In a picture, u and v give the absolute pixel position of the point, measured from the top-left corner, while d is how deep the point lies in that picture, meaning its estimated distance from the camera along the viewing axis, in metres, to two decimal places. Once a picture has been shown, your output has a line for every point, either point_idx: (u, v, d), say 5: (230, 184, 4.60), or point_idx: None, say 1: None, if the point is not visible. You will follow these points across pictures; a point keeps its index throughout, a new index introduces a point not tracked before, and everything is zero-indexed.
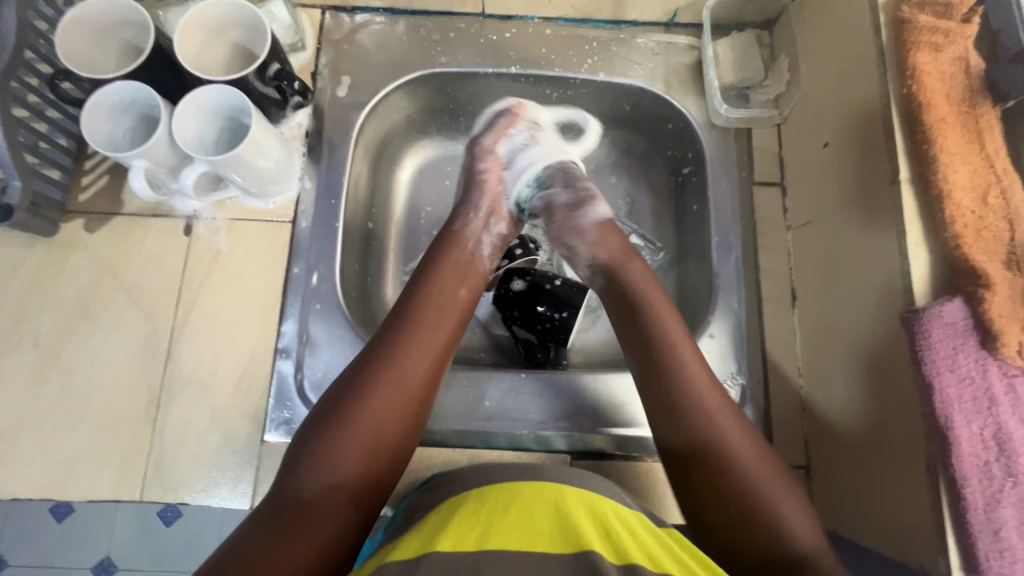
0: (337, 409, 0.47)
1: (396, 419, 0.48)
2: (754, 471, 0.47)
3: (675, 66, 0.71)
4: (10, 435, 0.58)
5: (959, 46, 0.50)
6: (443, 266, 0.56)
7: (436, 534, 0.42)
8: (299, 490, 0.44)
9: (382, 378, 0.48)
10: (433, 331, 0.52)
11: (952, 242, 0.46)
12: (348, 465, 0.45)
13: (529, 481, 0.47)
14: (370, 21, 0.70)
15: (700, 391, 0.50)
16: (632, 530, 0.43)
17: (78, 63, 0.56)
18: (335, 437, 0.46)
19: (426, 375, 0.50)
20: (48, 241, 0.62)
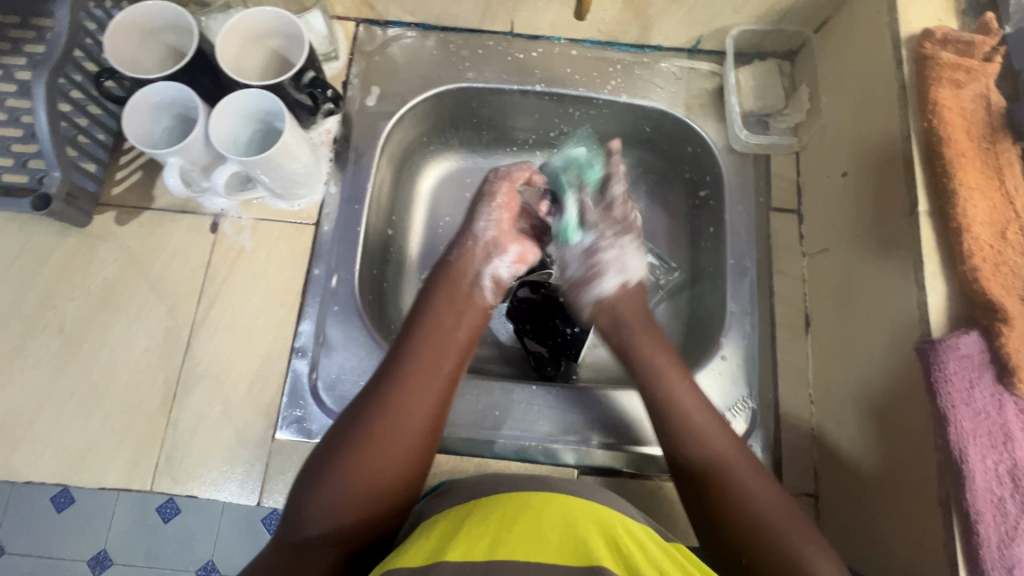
0: (332, 455, 0.48)
1: (391, 467, 0.49)
2: (769, 501, 0.49)
3: (696, 91, 0.73)
4: (29, 418, 0.59)
5: (980, 83, 0.51)
6: (442, 311, 0.58)
7: (447, 539, 0.42)
8: (302, 534, 0.46)
9: (375, 424, 0.49)
10: (429, 374, 0.53)
11: (969, 275, 0.46)
12: (345, 511, 0.47)
13: (535, 492, 0.47)
14: (402, 35, 0.73)
15: (698, 422, 0.53)
16: (635, 538, 0.44)
17: (121, 62, 0.58)
18: (328, 483, 0.47)
19: (422, 420, 0.51)
20: (80, 231, 0.64)
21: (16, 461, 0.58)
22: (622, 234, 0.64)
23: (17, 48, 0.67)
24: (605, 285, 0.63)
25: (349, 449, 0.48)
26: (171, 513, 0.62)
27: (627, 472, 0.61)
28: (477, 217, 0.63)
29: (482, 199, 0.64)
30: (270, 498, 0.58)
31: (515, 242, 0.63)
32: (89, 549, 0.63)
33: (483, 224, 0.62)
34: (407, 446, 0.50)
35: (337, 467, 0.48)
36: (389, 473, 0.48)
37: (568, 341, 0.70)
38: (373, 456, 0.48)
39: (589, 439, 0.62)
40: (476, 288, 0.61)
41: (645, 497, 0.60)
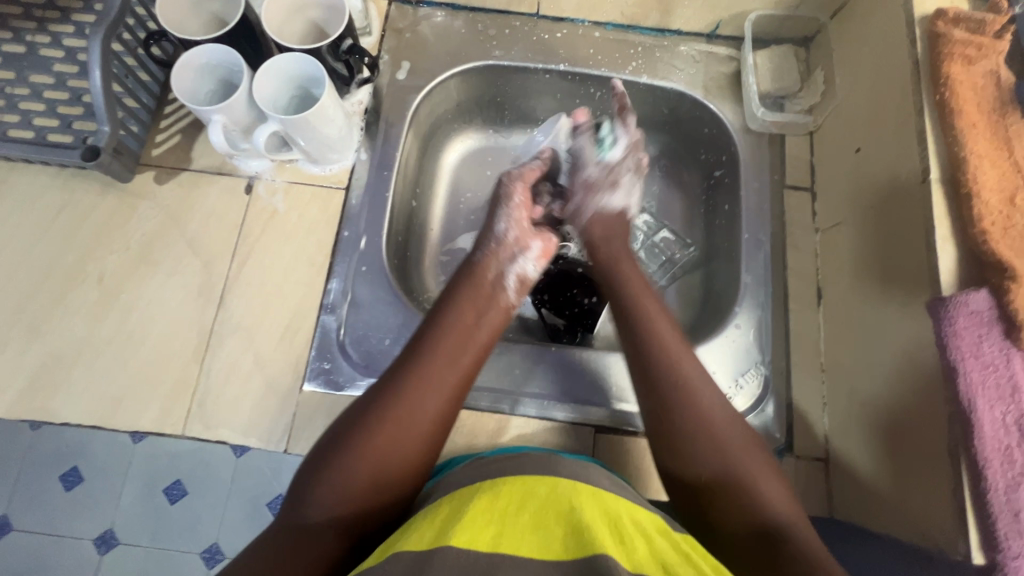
0: (342, 440, 0.48)
1: (403, 459, 0.48)
2: (745, 455, 0.48)
3: (714, 74, 0.75)
4: (68, 363, 0.61)
5: (991, 60, 0.53)
6: (462, 302, 0.58)
7: (454, 519, 0.43)
8: (303, 517, 0.45)
9: (387, 413, 0.49)
10: (446, 367, 0.53)
11: (979, 237, 0.48)
12: (350, 495, 0.46)
13: (541, 477, 0.46)
14: (433, 14, 0.76)
15: (705, 408, 0.50)
16: (649, 538, 0.42)
17: (170, 24, 0.61)
18: (335, 468, 0.47)
19: (435, 413, 0.50)
20: (122, 188, 0.67)
21: (55, 403, 0.60)
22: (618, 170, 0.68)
23: (67, 17, 0.71)
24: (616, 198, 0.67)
25: (360, 436, 0.48)
26: (178, 493, 0.59)
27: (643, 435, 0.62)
28: (497, 220, 0.64)
29: (499, 199, 0.64)
30: (296, 446, 0.59)
31: (537, 238, 0.64)
32: (96, 525, 0.58)
33: (501, 224, 0.64)
34: (418, 438, 0.49)
35: (345, 452, 0.47)
36: (396, 463, 0.48)
37: (585, 311, 0.73)
38: (384, 443, 0.48)
39: (607, 402, 0.64)
40: (502, 281, 0.61)
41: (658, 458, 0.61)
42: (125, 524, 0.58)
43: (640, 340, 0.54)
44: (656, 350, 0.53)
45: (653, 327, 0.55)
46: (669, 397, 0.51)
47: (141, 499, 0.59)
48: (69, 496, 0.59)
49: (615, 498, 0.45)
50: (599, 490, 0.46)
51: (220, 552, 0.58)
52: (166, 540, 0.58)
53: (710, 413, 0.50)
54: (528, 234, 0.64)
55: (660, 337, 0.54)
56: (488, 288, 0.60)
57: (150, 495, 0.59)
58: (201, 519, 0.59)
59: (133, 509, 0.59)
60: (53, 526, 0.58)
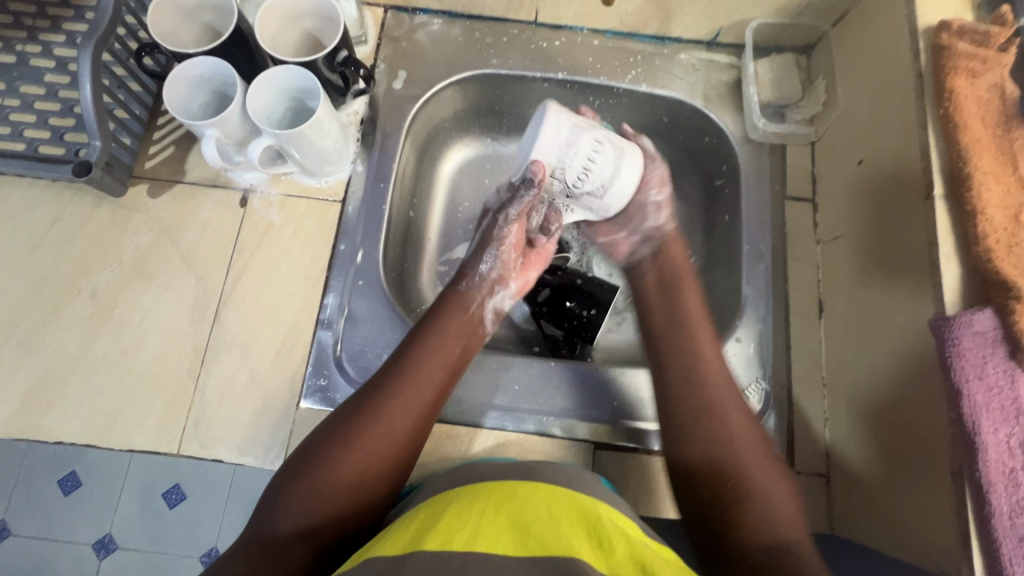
0: (319, 453, 0.50)
1: (376, 471, 0.50)
2: (754, 455, 0.51)
3: (714, 82, 0.74)
4: (61, 380, 0.60)
5: (995, 73, 0.53)
6: (443, 322, 0.60)
7: (431, 522, 0.44)
8: (273, 530, 0.46)
9: (365, 427, 0.51)
10: (422, 384, 0.55)
11: (983, 255, 0.47)
12: (323, 509, 0.47)
13: (526, 484, 0.49)
14: (429, 22, 0.75)
15: (726, 415, 0.53)
16: (632, 540, 0.43)
17: (163, 37, 0.60)
18: (310, 483, 0.48)
19: (410, 429, 0.53)
20: (115, 202, 0.66)
21: (49, 421, 0.60)
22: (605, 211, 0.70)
23: (57, 25, 0.70)
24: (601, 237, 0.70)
25: (337, 450, 0.50)
26: (175, 499, 0.59)
27: (642, 451, 0.62)
28: (483, 257, 0.66)
29: (486, 240, 0.67)
30: None
31: (517, 276, 0.68)
32: (93, 531, 0.59)
33: (484, 264, 0.66)
34: (392, 450, 0.51)
35: (321, 467, 0.49)
36: (372, 477, 0.50)
37: (584, 323, 0.72)
38: (361, 458, 0.50)
39: (606, 418, 0.63)
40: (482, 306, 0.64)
41: (656, 473, 0.61)
42: (123, 527, 0.59)
43: (688, 364, 0.57)
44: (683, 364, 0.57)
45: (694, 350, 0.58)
46: (698, 402, 0.54)
47: (139, 505, 0.59)
48: (67, 501, 0.59)
49: (602, 505, 0.47)
50: (582, 497, 0.48)
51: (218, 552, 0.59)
52: (167, 546, 0.59)
53: (732, 416, 0.53)
54: (511, 268, 0.67)
55: (695, 340, 0.59)
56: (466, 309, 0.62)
57: (148, 500, 0.59)
58: (200, 523, 0.59)
59: (130, 515, 0.59)
60: (52, 532, 0.59)
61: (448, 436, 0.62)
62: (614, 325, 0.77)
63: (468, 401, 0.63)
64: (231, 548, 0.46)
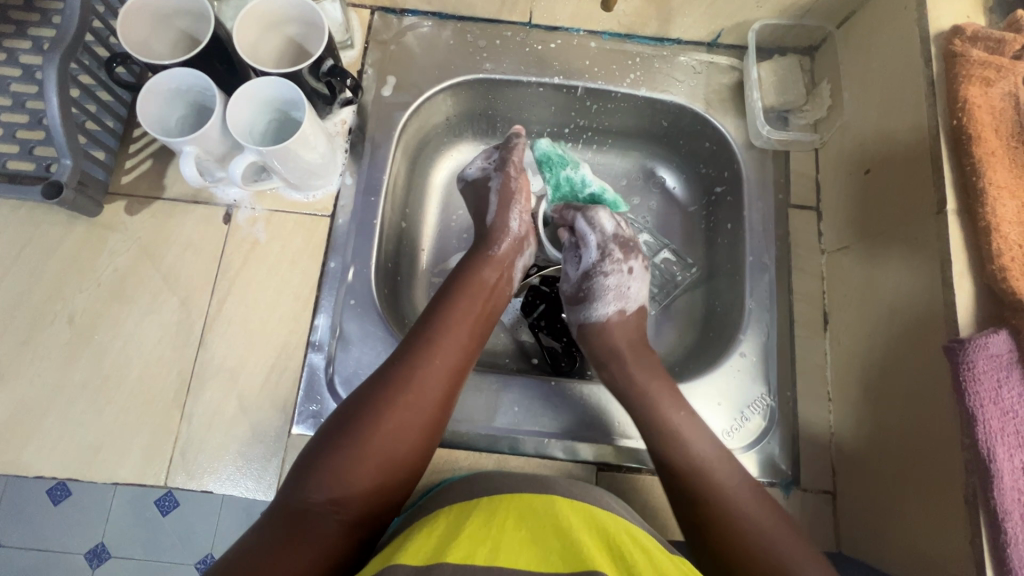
0: (350, 424, 0.49)
1: (409, 441, 0.49)
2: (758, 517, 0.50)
3: (715, 86, 0.72)
4: (39, 412, 0.58)
5: (1010, 82, 0.50)
6: (467, 290, 0.59)
7: (451, 536, 0.42)
8: (305, 501, 0.45)
9: (397, 395, 0.50)
10: (449, 350, 0.54)
11: (998, 274, 0.46)
12: (357, 481, 0.46)
13: (540, 495, 0.47)
14: (418, 24, 0.71)
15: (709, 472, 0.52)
16: (648, 554, 0.42)
17: (134, 46, 0.56)
18: (343, 454, 0.47)
19: (439, 397, 0.52)
20: (90, 220, 0.62)
21: (27, 456, 0.57)
22: (629, 256, 0.64)
23: (22, 31, 0.65)
24: (606, 308, 0.63)
25: (368, 420, 0.49)
26: (168, 506, 0.67)
27: (647, 471, 0.61)
28: (510, 214, 0.64)
29: (507, 197, 0.65)
30: None
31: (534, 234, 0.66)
32: (83, 542, 0.67)
33: (512, 221, 0.64)
34: (423, 419, 0.50)
35: (354, 438, 0.48)
36: (404, 447, 0.49)
37: None
38: (393, 427, 0.49)
39: (609, 437, 0.62)
40: (509, 269, 0.63)
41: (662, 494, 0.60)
42: (114, 538, 0.67)
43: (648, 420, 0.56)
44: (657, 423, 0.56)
45: (653, 397, 0.57)
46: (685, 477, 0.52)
47: (132, 514, 0.66)
48: (55, 510, 0.66)
49: (619, 522, 0.46)
50: (595, 510, 0.47)
51: (212, 556, 0.70)
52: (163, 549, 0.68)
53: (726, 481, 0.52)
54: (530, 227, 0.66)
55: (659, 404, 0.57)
56: (491, 275, 0.61)
57: (141, 510, 0.67)
58: (194, 528, 0.68)
59: (120, 525, 0.66)
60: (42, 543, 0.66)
61: (447, 460, 0.60)
62: None
63: (467, 423, 0.61)
64: (260, 520, 0.45)
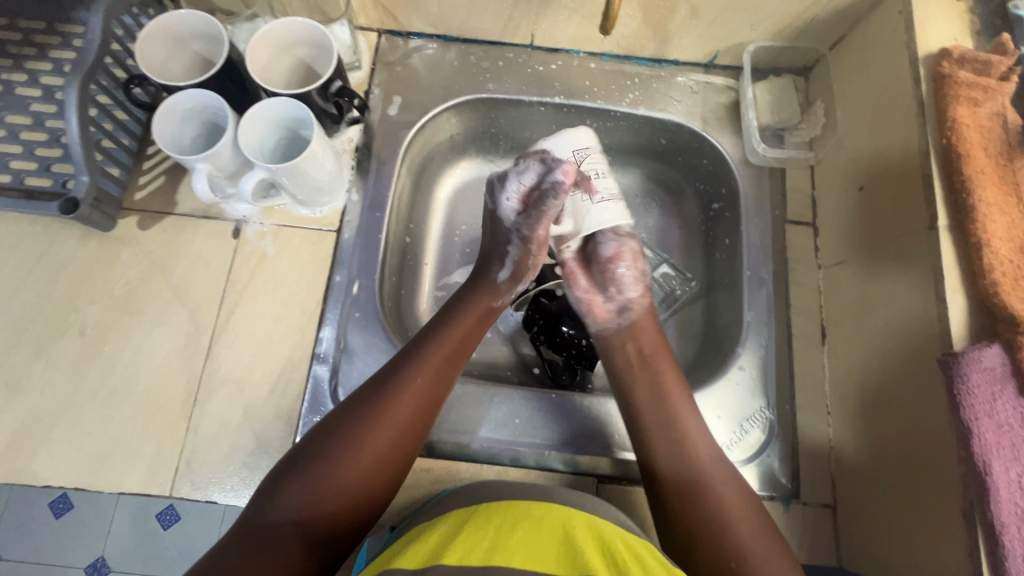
0: (326, 442, 0.50)
1: (380, 464, 0.51)
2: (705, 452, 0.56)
3: (712, 105, 0.74)
4: (49, 422, 0.59)
5: (997, 102, 0.52)
6: (453, 318, 0.60)
7: (448, 540, 0.43)
8: (280, 509, 0.47)
9: (371, 416, 0.52)
10: (439, 373, 0.56)
11: (989, 289, 0.47)
12: (322, 501, 0.48)
13: (540, 503, 0.48)
14: (424, 46, 0.74)
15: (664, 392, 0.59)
16: (642, 560, 0.43)
17: (152, 68, 0.59)
18: (326, 467, 0.49)
19: (414, 423, 0.53)
20: (104, 235, 0.64)
21: (36, 466, 0.58)
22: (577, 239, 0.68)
23: (44, 53, 0.68)
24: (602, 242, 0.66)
25: (342, 439, 0.50)
26: None
27: None
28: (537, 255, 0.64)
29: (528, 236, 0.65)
30: None
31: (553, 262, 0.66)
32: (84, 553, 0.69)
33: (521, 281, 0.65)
34: (394, 445, 0.52)
35: (337, 452, 0.49)
36: (375, 473, 0.50)
37: (582, 352, 0.70)
38: (366, 447, 0.50)
39: (607, 449, 0.62)
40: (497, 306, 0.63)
41: None
42: None
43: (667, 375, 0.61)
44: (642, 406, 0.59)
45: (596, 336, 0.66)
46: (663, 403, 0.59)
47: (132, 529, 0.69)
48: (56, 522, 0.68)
49: (617, 529, 0.46)
50: (594, 518, 0.47)
51: None
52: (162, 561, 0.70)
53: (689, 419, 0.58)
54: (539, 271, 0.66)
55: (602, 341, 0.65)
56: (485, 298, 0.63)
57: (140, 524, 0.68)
58: None
59: None
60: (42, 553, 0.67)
61: (448, 471, 0.61)
62: None
63: (469, 435, 0.62)
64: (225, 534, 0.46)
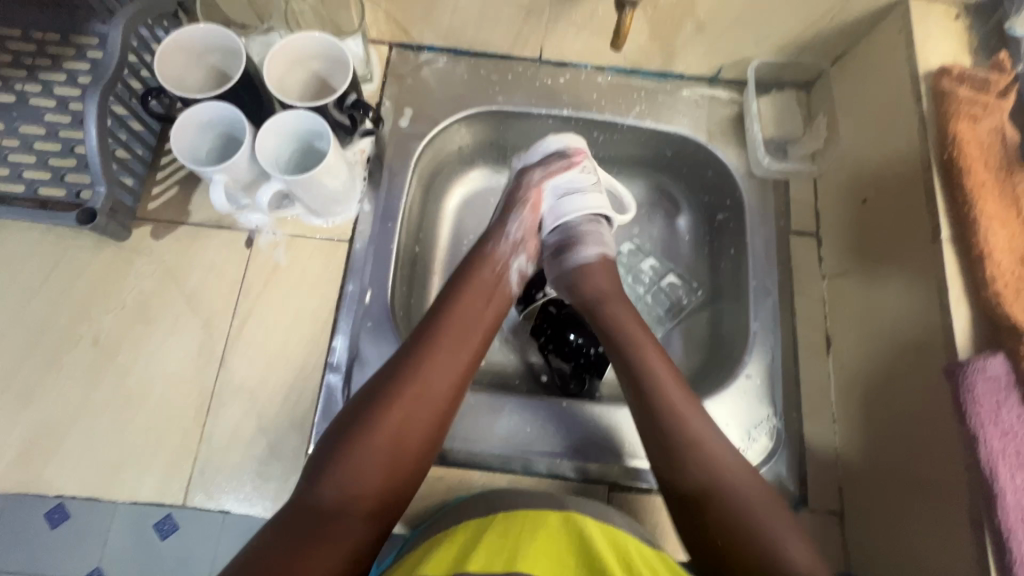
0: (361, 415, 0.50)
1: (419, 432, 0.51)
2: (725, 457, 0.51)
3: (717, 118, 0.75)
4: (63, 431, 0.59)
5: (996, 118, 0.54)
6: (471, 289, 0.60)
7: (470, 548, 0.44)
8: (318, 497, 0.47)
9: (404, 387, 0.52)
10: (456, 351, 0.55)
11: (992, 300, 0.48)
12: (368, 474, 0.48)
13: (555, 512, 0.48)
14: (435, 60, 0.75)
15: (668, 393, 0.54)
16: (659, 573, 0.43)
17: (170, 81, 0.60)
18: (353, 451, 0.48)
19: (450, 389, 0.53)
20: (118, 244, 0.65)
21: (49, 475, 0.58)
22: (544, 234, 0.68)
23: (58, 64, 0.68)
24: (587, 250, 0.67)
25: (378, 411, 0.50)
26: None
27: (657, 491, 0.62)
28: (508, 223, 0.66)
29: (512, 202, 0.68)
30: None
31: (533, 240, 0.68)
32: None
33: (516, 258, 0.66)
34: (431, 411, 0.52)
35: (362, 436, 0.49)
36: (414, 440, 0.51)
37: (591, 360, 0.70)
38: (403, 416, 0.51)
39: (619, 457, 0.62)
40: (506, 275, 0.63)
41: (673, 514, 0.61)
42: None
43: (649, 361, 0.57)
44: (651, 386, 0.55)
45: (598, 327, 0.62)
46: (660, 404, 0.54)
47: None
48: None
49: (632, 539, 0.47)
50: (609, 527, 0.47)
51: None
52: None
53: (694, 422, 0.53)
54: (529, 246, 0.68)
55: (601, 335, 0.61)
56: (492, 279, 0.62)
57: None
58: None
59: None
60: None
61: (461, 479, 0.61)
62: None
63: (481, 443, 0.62)
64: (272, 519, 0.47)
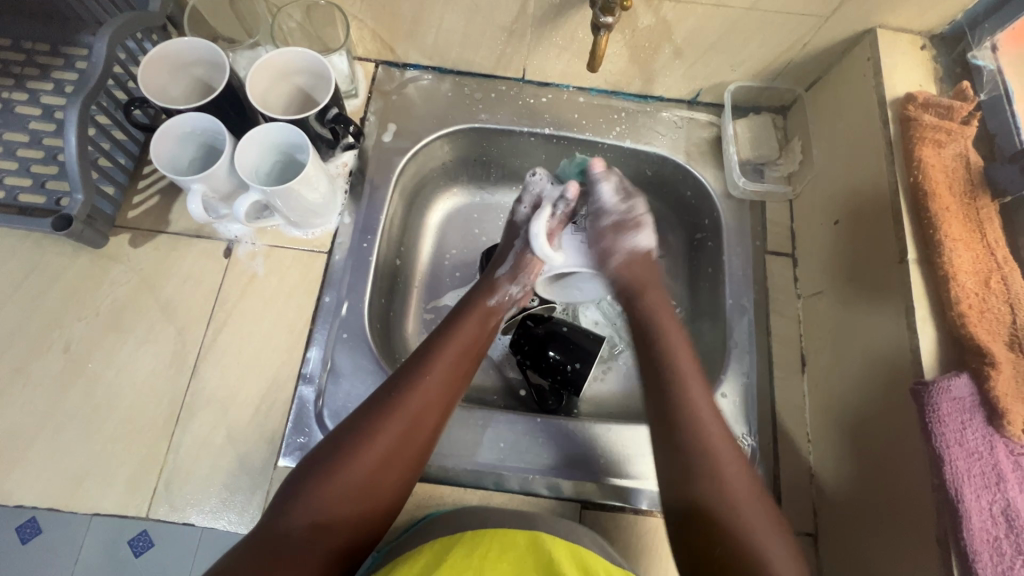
0: (339, 447, 0.50)
1: (395, 469, 0.51)
2: (734, 470, 0.51)
3: (695, 139, 0.77)
4: (27, 439, 0.58)
5: (959, 144, 0.55)
6: (463, 326, 0.60)
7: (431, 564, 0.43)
8: (288, 526, 0.46)
9: (386, 424, 0.51)
10: (442, 388, 0.55)
11: (957, 321, 0.49)
12: (339, 507, 0.47)
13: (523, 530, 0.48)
14: (419, 77, 0.77)
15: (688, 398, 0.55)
16: None
17: (153, 91, 0.60)
18: (330, 482, 0.48)
19: (430, 428, 0.53)
20: (95, 252, 0.65)
21: (11, 484, 0.57)
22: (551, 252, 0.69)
23: (46, 74, 0.69)
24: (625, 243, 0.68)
25: (358, 442, 0.50)
26: None
27: (630, 510, 0.61)
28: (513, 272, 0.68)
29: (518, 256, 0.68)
30: None
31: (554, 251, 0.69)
32: None
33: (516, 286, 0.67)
34: (411, 448, 0.52)
35: (339, 465, 0.49)
36: (389, 477, 0.50)
37: (568, 377, 0.69)
38: (381, 451, 0.50)
39: (591, 474, 0.62)
40: (498, 309, 0.65)
41: (645, 533, 0.60)
42: None
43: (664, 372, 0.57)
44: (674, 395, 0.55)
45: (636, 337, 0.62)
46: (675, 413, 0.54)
47: None
48: None
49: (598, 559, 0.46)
50: (576, 546, 0.47)
51: None
52: None
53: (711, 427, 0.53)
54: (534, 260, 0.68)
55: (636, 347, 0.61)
56: (480, 319, 0.62)
57: None
58: None
59: None
60: None
61: (432, 494, 0.60)
62: (600, 374, 0.76)
63: (453, 459, 0.62)
64: (245, 538, 0.46)
